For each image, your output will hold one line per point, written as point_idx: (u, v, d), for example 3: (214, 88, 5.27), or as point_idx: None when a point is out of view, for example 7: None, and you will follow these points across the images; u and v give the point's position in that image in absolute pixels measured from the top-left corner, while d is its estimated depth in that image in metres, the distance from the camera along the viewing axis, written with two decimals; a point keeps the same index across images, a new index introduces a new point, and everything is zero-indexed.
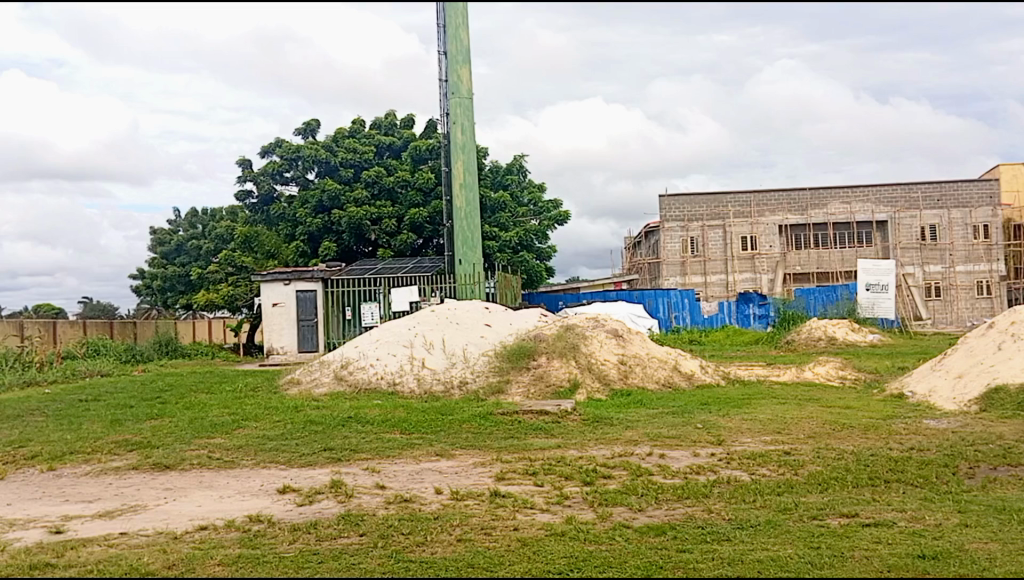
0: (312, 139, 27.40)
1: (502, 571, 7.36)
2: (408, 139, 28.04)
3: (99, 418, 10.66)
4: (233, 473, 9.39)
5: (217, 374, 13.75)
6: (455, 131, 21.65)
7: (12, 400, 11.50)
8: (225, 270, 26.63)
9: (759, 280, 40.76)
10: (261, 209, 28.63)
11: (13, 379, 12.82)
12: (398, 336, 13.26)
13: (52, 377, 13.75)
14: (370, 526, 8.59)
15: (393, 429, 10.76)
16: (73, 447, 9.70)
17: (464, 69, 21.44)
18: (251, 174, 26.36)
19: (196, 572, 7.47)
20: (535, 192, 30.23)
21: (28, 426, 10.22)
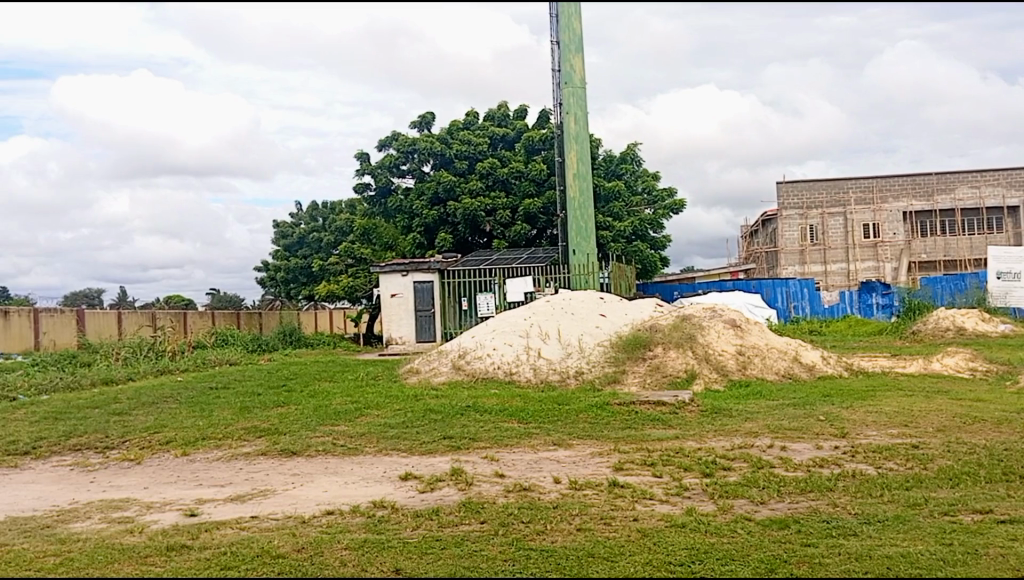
0: (427, 132, 27.72)
1: (621, 563, 7.28)
2: (521, 131, 28.06)
3: (228, 405, 11.02)
4: (357, 460, 9.57)
5: (338, 363, 14.10)
6: (568, 121, 21.53)
7: (147, 387, 12.01)
8: (345, 260, 28.41)
9: (882, 269, 41.16)
10: (379, 203, 28.43)
11: (147, 367, 13.40)
12: (514, 326, 13.36)
13: (184, 366, 14.34)
14: (491, 513, 8.64)
15: (510, 418, 10.82)
16: (205, 432, 9.98)
17: (577, 58, 21.31)
18: (370, 167, 26.79)
19: (324, 557, 7.64)
20: (649, 180, 30.06)
21: (163, 413, 10.62)
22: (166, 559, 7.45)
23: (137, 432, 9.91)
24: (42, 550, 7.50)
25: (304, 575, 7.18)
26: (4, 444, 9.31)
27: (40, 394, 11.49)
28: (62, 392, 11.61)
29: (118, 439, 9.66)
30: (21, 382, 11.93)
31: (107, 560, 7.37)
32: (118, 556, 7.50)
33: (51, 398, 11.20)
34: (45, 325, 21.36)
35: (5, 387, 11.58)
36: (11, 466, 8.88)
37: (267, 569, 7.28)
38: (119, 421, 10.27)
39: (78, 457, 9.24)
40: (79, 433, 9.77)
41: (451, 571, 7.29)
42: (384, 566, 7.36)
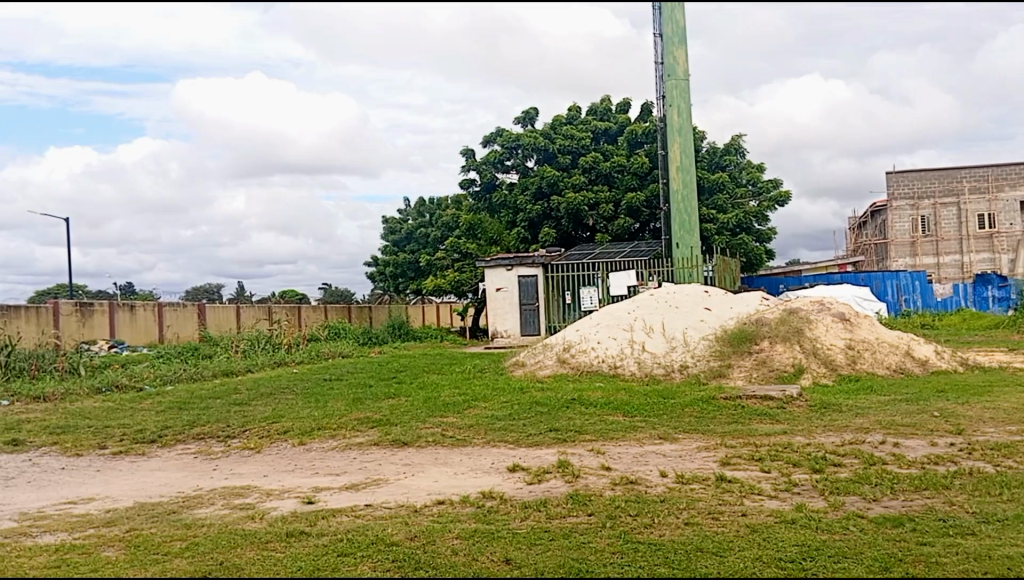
0: (530, 127, 27.93)
1: (730, 559, 7.21)
2: (623, 125, 28.08)
3: (342, 396, 11.34)
4: (465, 452, 9.70)
5: (446, 356, 14.32)
6: (672, 113, 21.23)
7: (264, 378, 12.46)
8: (451, 256, 27.91)
9: (998, 261, 39.88)
10: (485, 198, 29.01)
11: (265, 359, 13.88)
12: (617, 321, 13.38)
13: (299, 358, 14.80)
14: (598, 506, 8.67)
15: (616, 411, 10.84)
16: (320, 422, 10.27)
17: (680, 51, 20.94)
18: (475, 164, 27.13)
19: (436, 545, 7.81)
20: (754, 172, 29.55)
21: (280, 403, 10.99)
22: (286, 545, 7.68)
23: (256, 422, 10.24)
24: (168, 534, 7.71)
25: (419, 563, 7.35)
26: (133, 432, 9.64)
27: (166, 384, 12.03)
28: (185, 382, 12.14)
29: (239, 429, 9.97)
30: (148, 373, 12.51)
31: (230, 546, 7.61)
32: (241, 541, 7.73)
33: (175, 388, 11.70)
34: (167, 319, 22.46)
35: (133, 378, 12.17)
36: (138, 454, 9.03)
37: (382, 557, 7.49)
38: (239, 411, 10.65)
39: (201, 445, 9.48)
40: (202, 422, 10.11)
41: (560, 562, 7.36)
42: (495, 556, 7.48)
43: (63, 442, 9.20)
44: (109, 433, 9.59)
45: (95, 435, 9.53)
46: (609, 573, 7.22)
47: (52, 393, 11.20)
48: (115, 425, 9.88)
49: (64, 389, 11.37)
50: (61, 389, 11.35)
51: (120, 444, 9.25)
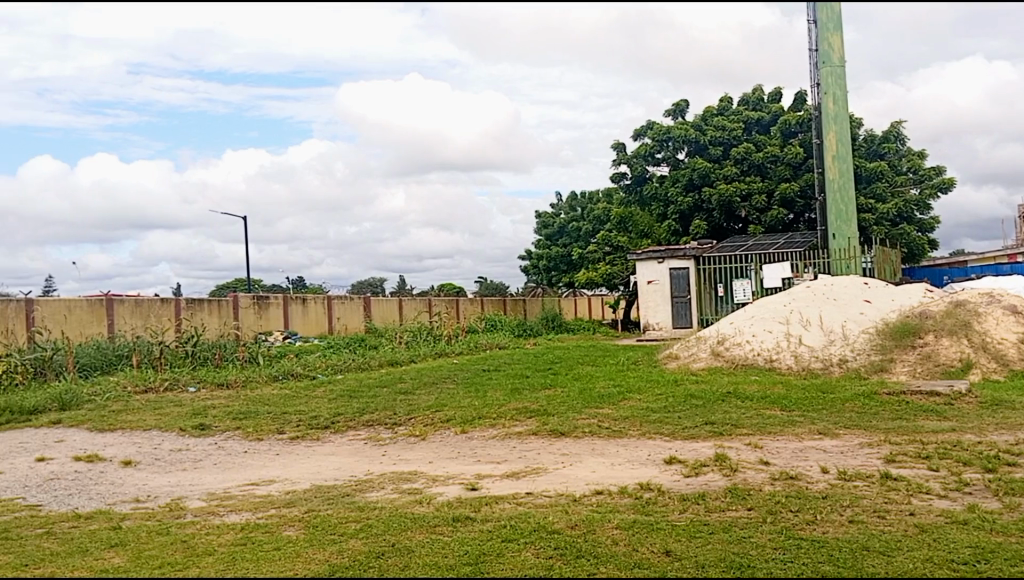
0: (682, 119, 27.75)
1: (901, 560, 6.89)
2: (777, 114, 27.32)
3: (501, 386, 11.60)
4: (622, 443, 9.73)
5: (600, 348, 14.42)
6: (827, 102, 20.18)
7: (427, 368, 12.87)
8: (603, 249, 28.53)
9: None
10: (636, 191, 29.01)
11: (427, 350, 14.36)
12: (773, 313, 13.19)
13: (458, 349, 15.31)
14: (758, 500, 8.44)
15: (772, 405, 10.70)
16: (481, 411, 10.51)
17: (836, 36, 19.81)
18: (626, 156, 27.10)
19: (597, 534, 7.84)
20: (915, 159, 28.26)
21: (442, 392, 11.32)
22: (452, 529, 7.81)
23: (420, 410, 10.57)
24: (343, 515, 7.80)
25: (581, 552, 7.40)
26: (307, 418, 10.10)
27: (336, 373, 12.59)
28: (354, 371, 12.70)
29: (404, 417, 10.31)
30: (320, 363, 13.10)
31: (400, 529, 7.76)
32: (411, 525, 7.86)
33: (344, 377, 12.24)
34: (336, 311, 24.12)
35: (307, 367, 12.78)
36: (313, 439, 9.46)
37: (545, 544, 7.57)
38: (405, 399, 11.02)
39: (371, 432, 9.85)
40: (371, 410, 10.50)
41: (722, 556, 7.22)
42: (656, 548, 7.44)
43: (245, 427, 9.70)
44: (287, 419, 10.08)
45: (274, 421, 10.03)
46: (771, 568, 7.03)
47: (234, 380, 11.91)
48: (292, 411, 10.40)
49: (246, 376, 12.07)
50: (242, 376, 12.05)
51: (297, 430, 9.70)
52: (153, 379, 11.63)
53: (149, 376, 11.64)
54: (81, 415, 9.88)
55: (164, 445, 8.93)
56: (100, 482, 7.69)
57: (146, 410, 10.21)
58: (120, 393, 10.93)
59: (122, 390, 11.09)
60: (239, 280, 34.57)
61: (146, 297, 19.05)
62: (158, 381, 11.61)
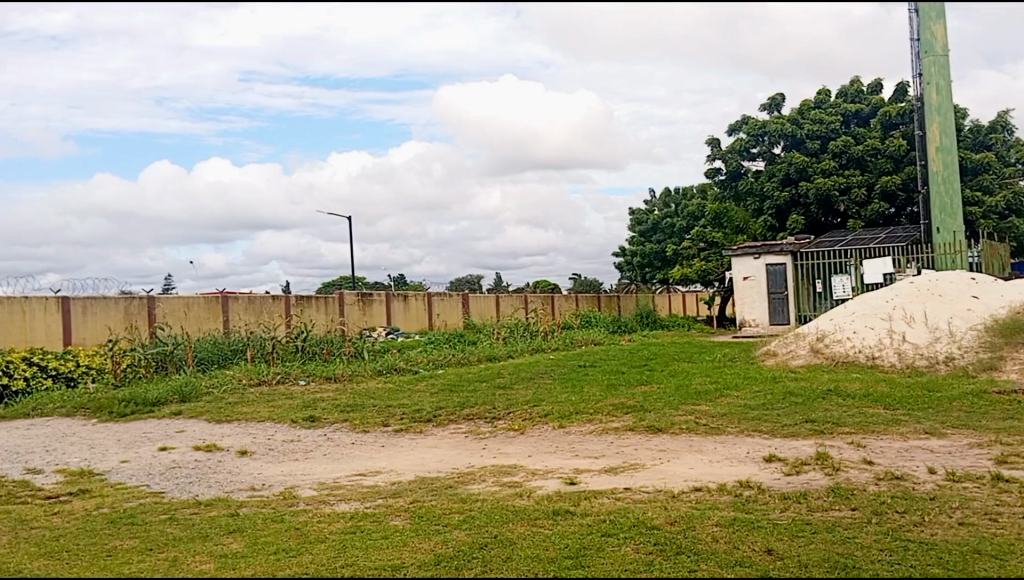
0: (778, 114, 27.30)
1: (1017, 565, 6.64)
2: (877, 106, 26.56)
3: (597, 382, 11.67)
4: (721, 440, 9.68)
5: (696, 344, 14.35)
6: (929, 92, 19.54)
7: (525, 363, 13.02)
8: (698, 245, 28.30)
9: None
10: (731, 186, 28.76)
11: (523, 347, 14.53)
12: (874, 310, 12.90)
13: (555, 345, 15.45)
14: (862, 500, 8.23)
15: (876, 404, 10.49)
16: (579, 407, 10.59)
17: (939, 25, 19.15)
18: (721, 152, 26.87)
19: (697, 531, 7.73)
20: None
21: (540, 387, 11.46)
22: (553, 522, 7.87)
23: (519, 405, 10.72)
24: (448, 507, 7.98)
25: (681, 549, 7.32)
26: (411, 412, 10.35)
27: (437, 368, 12.86)
28: (454, 366, 12.94)
29: (504, 411, 10.47)
30: (421, 358, 13.41)
31: (502, 520, 7.87)
32: (512, 517, 7.97)
33: (445, 372, 12.48)
34: (436, 308, 24.68)
35: (409, 362, 13.08)
36: (416, 432, 9.69)
37: (644, 539, 7.54)
38: (503, 394, 11.18)
39: (471, 425, 10.04)
40: (471, 404, 10.70)
41: (824, 556, 7.05)
42: (758, 546, 7.30)
43: (353, 419, 10.00)
44: (392, 412, 10.35)
45: (379, 414, 10.31)
46: (877, 571, 6.84)
47: (341, 374, 12.29)
48: (396, 405, 10.68)
49: (352, 370, 12.43)
50: (348, 370, 12.41)
51: (401, 423, 9.96)
52: (266, 372, 12.08)
53: (263, 370, 12.09)
54: (200, 407, 10.34)
55: (277, 436, 9.28)
56: (218, 471, 8.05)
57: (260, 402, 10.62)
58: (236, 386, 11.39)
59: (237, 383, 11.56)
60: (335, 280, 35.52)
61: (259, 294, 19.83)
62: (271, 374, 12.05)
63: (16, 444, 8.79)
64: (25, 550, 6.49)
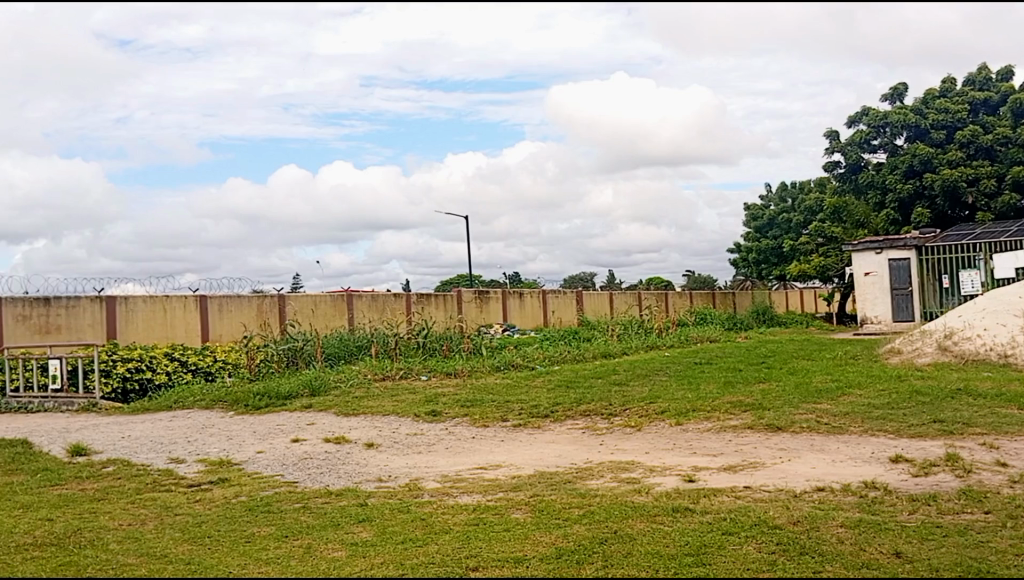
0: (900, 104, 26.38)
1: None
2: (1007, 93, 25.61)
3: (713, 379, 11.57)
4: (843, 439, 9.45)
5: (816, 341, 14.03)
6: None
7: (640, 360, 13.03)
8: (816, 240, 27.62)
9: None
10: (851, 179, 27.95)
11: (639, 344, 14.50)
12: (1008, 305, 12.33)
13: (670, 342, 15.40)
14: (996, 504, 7.86)
15: (1010, 404, 10.05)
16: (695, 404, 10.53)
17: None
18: (839, 144, 26.11)
19: (821, 532, 7.47)
20: None
21: (657, 384, 11.44)
22: (673, 519, 7.78)
23: (635, 401, 10.72)
24: (567, 501, 8.03)
25: (805, 549, 7.10)
26: (529, 407, 10.50)
27: (553, 364, 12.99)
28: (570, 363, 13.04)
29: (620, 407, 10.50)
30: (538, 354, 13.56)
31: (622, 516, 7.83)
32: (631, 513, 7.93)
33: (561, 368, 12.60)
34: (551, 305, 25.03)
35: (526, 358, 13.25)
36: (535, 427, 9.82)
37: (767, 538, 7.32)
38: (619, 390, 11.20)
39: (588, 421, 10.09)
40: (588, 400, 10.78)
41: (957, 560, 6.75)
42: (885, 548, 7.03)
43: (473, 414, 10.20)
44: (510, 407, 10.52)
45: (498, 409, 10.49)
46: (1014, 576, 6.52)
47: (461, 369, 12.54)
48: (514, 400, 10.83)
49: (471, 366, 12.67)
50: (467, 366, 12.67)
51: (519, 418, 10.10)
52: (389, 368, 12.43)
53: (386, 365, 12.45)
54: (328, 401, 10.73)
55: (401, 429, 9.56)
56: (347, 462, 8.36)
57: (385, 396, 10.94)
58: (362, 380, 11.78)
59: (363, 377, 11.94)
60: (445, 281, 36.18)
61: (382, 292, 20.50)
62: (395, 370, 12.39)
63: (161, 434, 9.31)
64: (170, 535, 6.77)
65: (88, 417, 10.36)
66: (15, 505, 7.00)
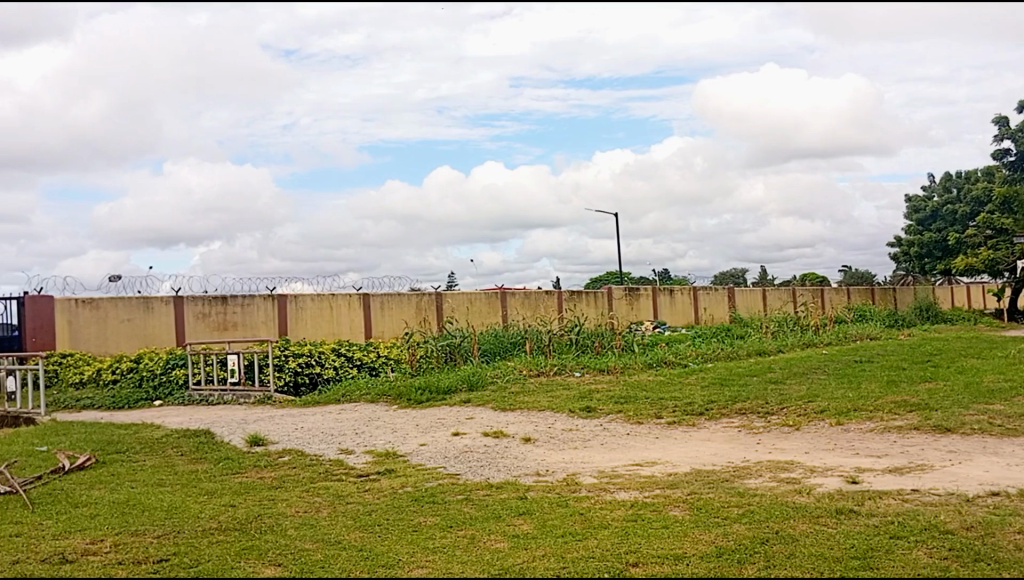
0: None
1: None
2: None
3: (875, 379, 11.14)
4: (1019, 441, 8.90)
5: (986, 339, 13.34)
6: None
7: (796, 359, 12.75)
8: (983, 233, 26.69)
9: None
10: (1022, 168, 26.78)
11: (795, 341, 14.27)
12: None
13: (827, 340, 14.98)
14: None
15: None
16: (857, 403, 10.19)
17: None
18: (1006, 131, 24.68)
19: (996, 538, 7.03)
20: None
21: (815, 382, 11.15)
22: (837, 521, 7.46)
23: (793, 401, 10.46)
24: (725, 500, 7.87)
25: (980, 555, 6.68)
26: (683, 405, 10.43)
27: (707, 361, 12.86)
28: (724, 361, 12.86)
29: (777, 406, 10.30)
30: (690, 351, 13.44)
31: (783, 516, 7.60)
32: (793, 514, 7.68)
33: (715, 365, 12.48)
34: (703, 302, 26.07)
35: (678, 356, 13.17)
36: (689, 424, 9.73)
37: (938, 543, 6.93)
38: (776, 389, 10.95)
39: (743, 419, 9.94)
40: (743, 398, 10.60)
41: None
42: None
43: (626, 410, 10.22)
44: (664, 405, 10.45)
45: (652, 406, 10.47)
46: None
47: (613, 366, 12.57)
48: (668, 398, 10.76)
49: (623, 362, 12.67)
50: (621, 363, 12.67)
51: (673, 415, 10.02)
52: (543, 364, 12.56)
53: (540, 361, 12.59)
54: (486, 396, 10.95)
55: (557, 424, 9.66)
56: (505, 455, 8.52)
57: (540, 392, 11.06)
58: (518, 376, 11.97)
59: (518, 373, 12.10)
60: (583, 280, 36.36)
61: (534, 290, 21.60)
62: (549, 366, 12.51)
63: (331, 426, 9.75)
64: (343, 522, 7.06)
65: (264, 409, 10.91)
66: (201, 491, 7.44)
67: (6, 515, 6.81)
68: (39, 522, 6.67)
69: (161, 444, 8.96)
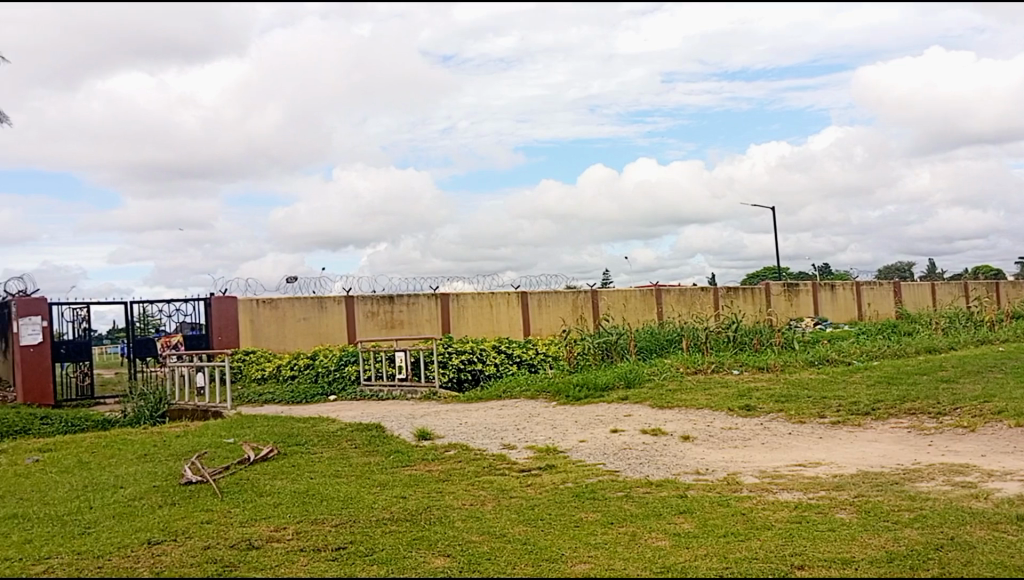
0: None
1: None
2: None
3: None
4: None
5: None
6: None
7: (970, 356, 12.15)
8: None
9: None
10: None
11: (969, 338, 13.56)
12: None
13: (1004, 337, 14.17)
14: None
15: None
16: None
17: None
18: None
19: None
20: None
21: (990, 382, 10.57)
22: (1019, 528, 6.98)
23: (967, 400, 9.96)
24: (896, 504, 7.58)
25: None
26: (848, 404, 10.13)
27: (872, 359, 12.41)
28: (891, 358, 12.39)
29: (950, 407, 9.85)
30: (853, 348, 13.02)
31: (958, 522, 7.16)
32: (969, 519, 7.25)
33: (881, 364, 12.02)
34: (866, 297, 25.23)
35: (841, 353, 12.76)
36: (855, 424, 9.43)
37: None
38: (948, 388, 10.47)
39: (913, 420, 9.56)
40: (912, 398, 10.19)
41: None
42: None
43: (788, 410, 10.02)
44: (827, 404, 10.19)
45: (814, 405, 10.23)
46: None
47: (773, 364, 12.32)
48: (831, 396, 10.48)
49: (783, 360, 12.41)
50: (780, 361, 12.40)
51: (838, 415, 9.77)
52: (700, 361, 12.46)
53: (698, 358, 12.48)
54: (643, 393, 10.97)
55: (715, 423, 9.60)
56: (664, 453, 8.56)
57: (698, 390, 10.98)
58: (675, 374, 11.90)
59: (675, 371, 12.06)
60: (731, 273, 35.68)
61: (688, 286, 21.47)
62: (706, 364, 12.39)
63: (493, 421, 10.04)
64: (507, 515, 7.27)
65: (430, 404, 11.33)
66: (375, 482, 7.83)
67: (199, 503, 7.37)
68: (229, 510, 7.19)
69: (337, 437, 9.48)
